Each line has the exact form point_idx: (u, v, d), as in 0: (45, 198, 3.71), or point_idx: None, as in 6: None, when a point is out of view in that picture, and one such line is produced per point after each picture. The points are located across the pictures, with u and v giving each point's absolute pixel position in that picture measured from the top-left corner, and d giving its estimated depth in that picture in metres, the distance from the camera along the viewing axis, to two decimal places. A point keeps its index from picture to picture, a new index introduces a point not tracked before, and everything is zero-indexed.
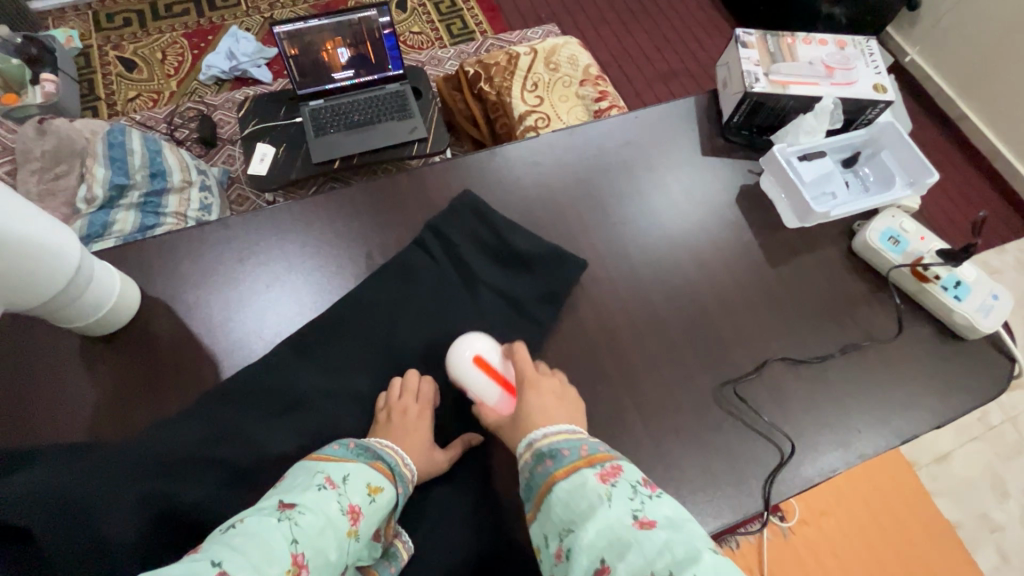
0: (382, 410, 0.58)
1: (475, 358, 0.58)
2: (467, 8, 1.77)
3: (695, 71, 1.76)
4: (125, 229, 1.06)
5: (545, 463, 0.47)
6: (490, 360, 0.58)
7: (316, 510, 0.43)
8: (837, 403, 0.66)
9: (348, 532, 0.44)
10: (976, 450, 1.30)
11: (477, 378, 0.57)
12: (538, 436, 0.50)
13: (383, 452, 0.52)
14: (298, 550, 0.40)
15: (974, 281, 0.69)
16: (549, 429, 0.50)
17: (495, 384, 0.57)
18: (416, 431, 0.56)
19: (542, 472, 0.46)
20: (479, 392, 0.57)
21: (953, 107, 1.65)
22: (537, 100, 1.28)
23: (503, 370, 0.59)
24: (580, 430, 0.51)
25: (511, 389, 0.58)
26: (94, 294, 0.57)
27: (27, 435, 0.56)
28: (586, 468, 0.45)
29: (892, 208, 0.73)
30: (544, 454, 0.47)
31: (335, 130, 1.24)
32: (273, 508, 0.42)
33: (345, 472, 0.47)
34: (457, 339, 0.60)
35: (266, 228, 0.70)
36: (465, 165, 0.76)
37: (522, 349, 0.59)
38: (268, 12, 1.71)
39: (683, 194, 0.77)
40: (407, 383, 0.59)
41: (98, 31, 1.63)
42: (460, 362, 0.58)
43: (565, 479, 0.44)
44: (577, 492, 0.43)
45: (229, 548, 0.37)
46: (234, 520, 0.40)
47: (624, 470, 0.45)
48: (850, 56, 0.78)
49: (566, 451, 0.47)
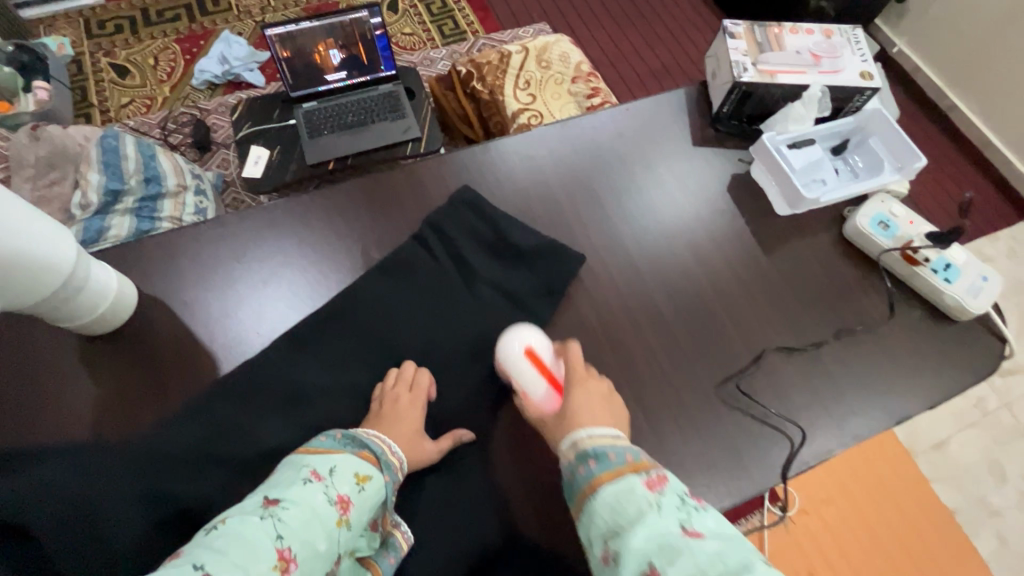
0: (376, 401, 0.59)
1: (527, 350, 0.60)
2: (458, 8, 1.78)
3: (686, 66, 1.77)
4: (120, 234, 1.06)
5: (589, 464, 0.46)
6: (541, 355, 0.60)
7: (301, 503, 0.43)
8: (831, 386, 0.66)
9: (338, 522, 0.44)
10: (973, 436, 1.31)
11: (527, 371, 0.59)
12: (584, 436, 0.49)
13: (370, 442, 0.52)
14: (284, 545, 0.40)
15: (964, 264, 0.70)
16: (593, 431, 0.50)
17: (543, 379, 0.58)
18: (407, 417, 0.57)
19: (585, 474, 0.46)
20: (526, 385, 0.58)
21: (942, 97, 1.67)
22: (529, 97, 1.29)
23: (551, 368, 0.60)
24: (623, 437, 0.50)
25: (559, 389, 0.58)
26: (92, 293, 0.57)
27: (26, 436, 0.57)
28: (632, 473, 0.44)
29: (882, 193, 0.74)
30: (588, 456, 0.47)
31: (329, 131, 1.24)
32: (258, 505, 0.42)
33: (332, 464, 0.47)
34: (510, 328, 0.62)
35: (261, 226, 0.70)
36: (458, 160, 0.77)
37: (574, 349, 0.61)
38: (259, 16, 1.71)
39: (676, 185, 0.78)
40: (402, 373, 0.60)
41: (89, 39, 1.63)
42: (512, 354, 0.60)
43: (611, 481, 0.44)
44: (623, 496, 0.42)
45: (211, 550, 0.38)
46: (216, 521, 0.40)
47: (669, 480, 0.44)
48: (837, 45, 0.79)
49: (612, 454, 0.46)
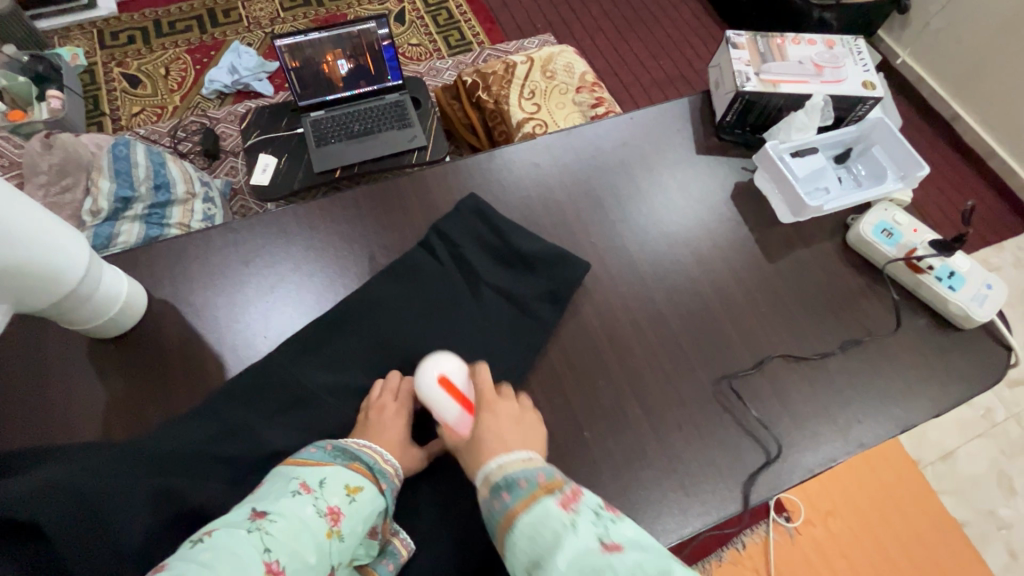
0: (362, 410, 0.59)
1: (440, 377, 0.57)
2: (464, 20, 1.80)
3: (689, 77, 1.79)
4: (129, 240, 1.08)
5: (502, 497, 0.45)
6: (455, 381, 0.57)
7: (290, 516, 0.43)
8: (836, 394, 0.66)
9: (327, 533, 0.44)
10: (981, 447, 1.30)
11: (441, 398, 0.56)
12: (496, 467, 0.48)
13: (361, 453, 0.52)
14: (272, 557, 0.40)
15: (968, 272, 0.69)
16: (506, 458, 0.48)
17: (457, 404, 0.56)
18: (396, 425, 0.57)
19: (500, 508, 0.44)
20: (443, 413, 0.56)
21: (946, 107, 1.67)
22: (534, 107, 1.30)
23: (465, 390, 0.57)
24: (537, 458, 0.49)
25: (472, 410, 0.56)
26: (102, 297, 0.58)
27: (38, 434, 0.57)
28: (546, 496, 0.43)
29: (885, 202, 0.74)
30: (500, 487, 0.46)
31: (336, 140, 1.26)
32: (244, 518, 0.42)
33: (321, 477, 0.47)
34: (426, 356, 0.58)
35: (269, 232, 0.71)
36: (465, 168, 0.78)
37: (485, 370, 0.58)
38: (269, 27, 1.74)
39: (680, 193, 0.79)
40: (388, 383, 0.60)
41: (103, 49, 1.66)
42: (426, 381, 0.56)
43: (525, 510, 0.43)
44: (539, 524, 0.41)
45: (195, 563, 0.37)
46: (201, 534, 0.40)
47: (584, 494, 0.44)
48: (839, 55, 0.79)
49: (522, 481, 0.45)
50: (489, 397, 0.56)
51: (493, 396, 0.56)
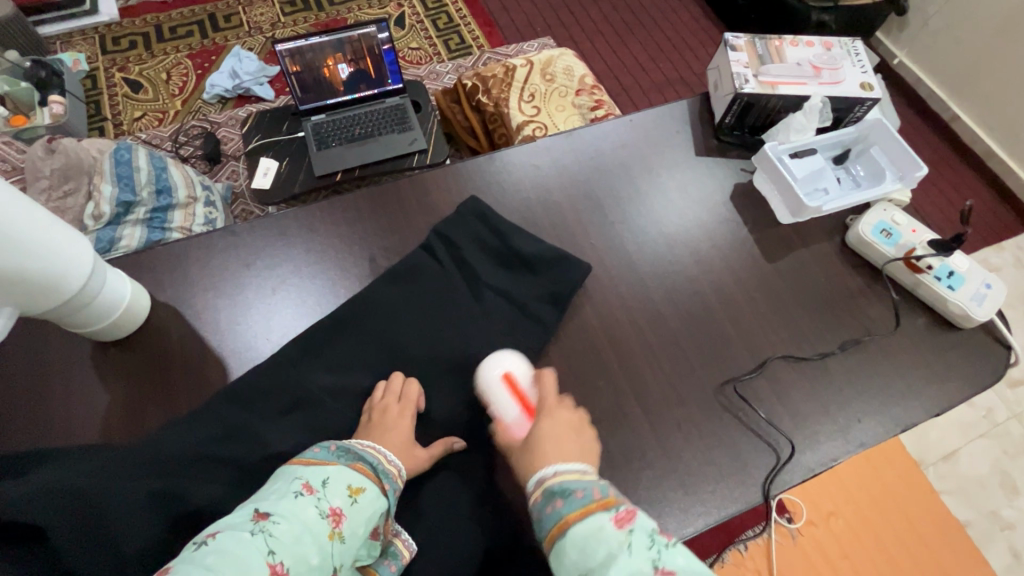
0: (365, 412, 0.59)
1: (504, 375, 0.61)
2: (464, 23, 1.81)
3: (688, 79, 1.79)
4: (131, 244, 1.09)
5: (556, 504, 0.46)
6: (519, 381, 0.61)
7: (292, 518, 0.43)
8: (836, 394, 0.66)
9: (329, 535, 0.44)
10: (982, 447, 1.30)
11: (502, 396, 0.61)
12: (551, 475, 0.49)
13: (364, 453, 0.52)
14: (275, 560, 0.40)
15: (967, 271, 0.70)
16: (560, 467, 0.49)
17: (517, 406, 0.60)
18: (398, 426, 0.57)
19: (553, 515, 0.46)
20: (501, 411, 0.60)
21: (945, 108, 1.68)
22: (534, 110, 1.31)
23: (528, 394, 0.61)
24: (591, 469, 0.50)
25: (531, 414, 0.59)
26: (105, 300, 0.58)
27: (41, 436, 0.58)
28: (600, 511, 0.44)
29: (884, 202, 0.75)
30: (554, 495, 0.47)
31: (337, 144, 1.27)
32: (247, 520, 0.42)
33: (324, 476, 0.47)
34: (491, 354, 0.64)
35: (271, 235, 0.72)
36: (465, 171, 0.78)
37: (551, 376, 0.60)
38: (270, 31, 1.75)
39: (679, 194, 0.79)
40: (391, 384, 0.61)
41: (104, 54, 1.67)
42: (489, 378, 0.62)
43: (579, 522, 0.44)
44: (593, 540, 0.42)
45: (200, 568, 0.38)
46: (205, 537, 0.40)
47: (639, 514, 0.43)
48: (837, 57, 0.80)
49: (578, 493, 0.46)
50: (548, 403, 0.57)
51: (553, 403, 0.58)
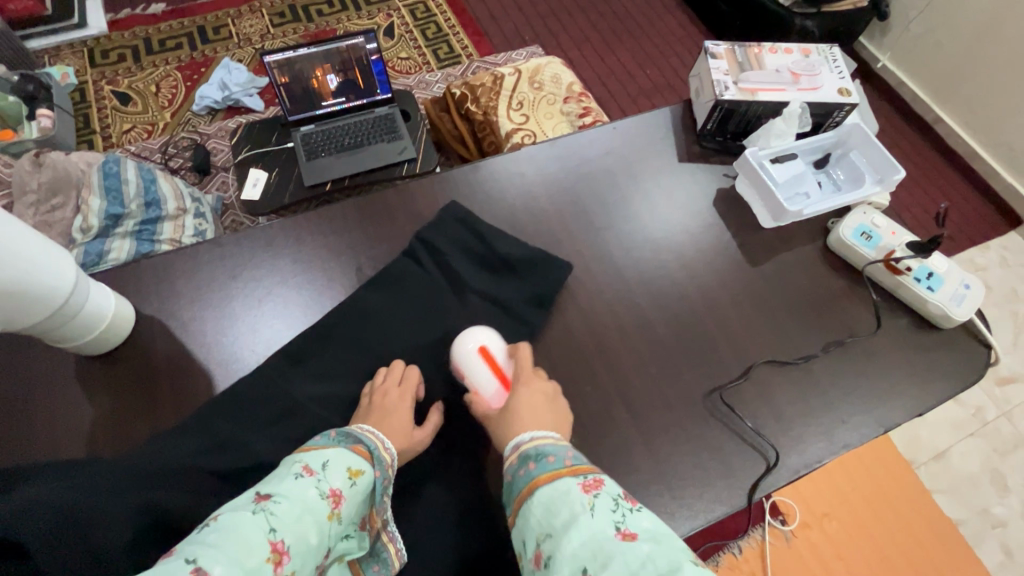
0: (366, 395, 0.60)
1: (480, 348, 0.60)
2: (453, 33, 1.83)
3: (676, 85, 1.81)
4: (120, 257, 1.08)
5: (528, 466, 0.47)
6: (494, 354, 0.60)
7: (293, 497, 0.42)
8: (820, 395, 0.67)
9: (329, 515, 0.44)
10: (973, 445, 1.31)
11: (478, 368, 0.59)
12: (527, 440, 0.50)
13: (365, 437, 0.52)
14: (277, 538, 0.39)
15: (946, 272, 0.71)
16: (537, 434, 0.51)
17: (494, 378, 0.59)
18: (399, 409, 0.57)
19: (525, 476, 0.46)
20: (477, 382, 0.59)
21: (928, 111, 1.70)
22: (522, 118, 1.32)
23: (504, 366, 0.60)
24: (564, 439, 0.51)
25: (508, 385, 0.59)
26: (89, 313, 0.58)
27: (25, 454, 0.57)
28: (569, 475, 0.44)
29: (864, 205, 0.76)
30: (528, 458, 0.48)
31: (326, 154, 1.27)
32: (248, 500, 0.42)
33: (323, 459, 0.47)
34: (467, 329, 0.63)
35: (257, 247, 0.72)
36: (451, 180, 0.79)
37: (525, 349, 0.61)
38: (259, 43, 1.76)
39: (664, 200, 0.80)
40: (392, 370, 0.61)
41: (93, 67, 1.67)
42: (465, 351, 0.60)
43: (547, 483, 0.44)
44: (558, 498, 0.42)
45: (204, 544, 0.36)
46: (207, 517, 0.39)
47: (607, 482, 0.44)
48: (815, 63, 0.81)
49: (551, 457, 0.47)
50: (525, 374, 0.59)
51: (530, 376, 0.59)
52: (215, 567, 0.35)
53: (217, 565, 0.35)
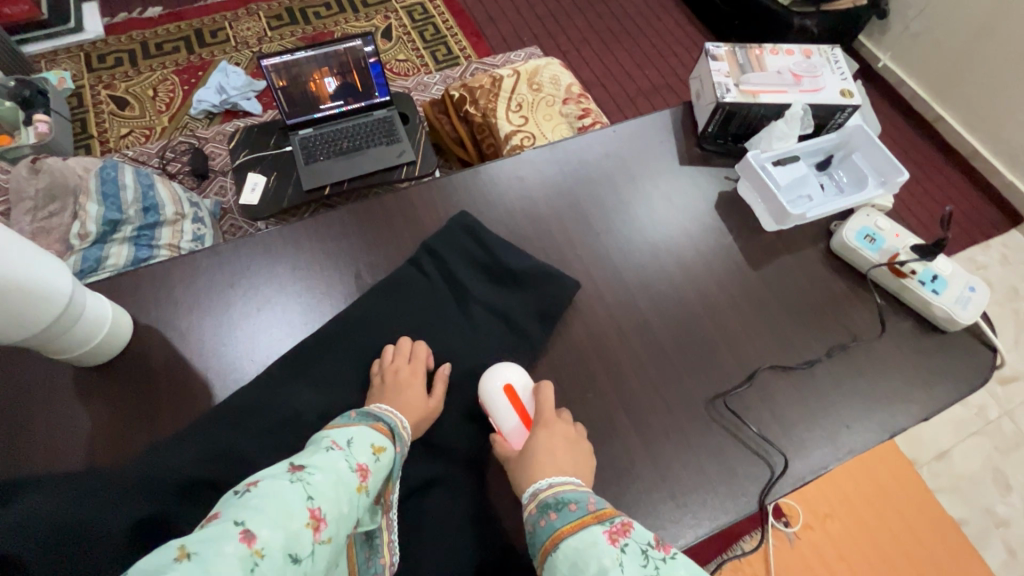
0: (377, 374, 0.61)
1: (505, 387, 0.60)
2: (451, 34, 1.82)
3: (675, 85, 1.81)
4: (119, 262, 1.07)
5: (550, 516, 0.46)
6: (518, 394, 0.60)
7: (326, 468, 0.43)
8: (824, 400, 0.66)
9: (358, 488, 0.44)
10: (975, 444, 1.31)
11: (501, 405, 0.59)
12: (545, 488, 0.49)
13: (383, 416, 0.53)
14: (314, 505, 0.40)
15: (950, 275, 0.70)
16: (555, 481, 0.50)
17: (516, 415, 0.59)
18: (411, 386, 0.59)
19: (547, 528, 0.46)
20: (499, 420, 0.59)
21: (928, 109, 1.70)
22: (521, 119, 1.31)
23: (528, 406, 0.60)
24: (583, 484, 0.51)
25: (529, 424, 0.59)
26: (87, 323, 0.57)
27: (22, 467, 0.57)
28: (595, 524, 0.44)
29: (867, 208, 0.75)
30: (548, 508, 0.47)
31: (325, 157, 1.26)
32: (283, 470, 0.42)
33: (349, 436, 0.48)
34: (494, 365, 0.63)
35: (256, 254, 0.71)
36: (451, 184, 0.78)
37: (549, 390, 0.60)
38: (256, 46, 1.75)
39: (665, 204, 0.79)
40: (399, 347, 0.63)
41: (90, 72, 1.66)
42: (490, 388, 0.60)
43: (573, 535, 0.44)
44: (586, 552, 0.42)
45: (247, 510, 0.37)
46: (246, 485, 0.39)
47: (635, 528, 0.44)
48: (816, 65, 0.81)
49: (573, 505, 0.46)
50: (549, 406, 0.58)
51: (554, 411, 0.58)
52: (262, 533, 0.35)
53: (262, 531, 0.35)
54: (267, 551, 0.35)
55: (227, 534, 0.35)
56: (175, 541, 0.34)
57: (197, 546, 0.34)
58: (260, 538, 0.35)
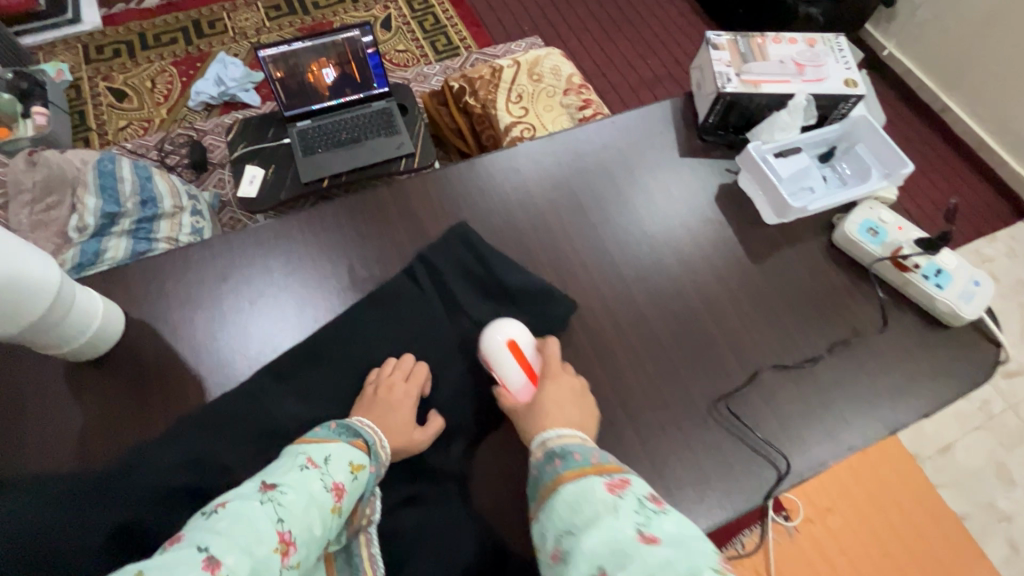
0: (371, 384, 0.60)
1: (509, 342, 0.60)
2: (451, 24, 1.80)
3: (678, 76, 1.78)
4: (118, 255, 1.07)
5: (556, 462, 0.48)
6: (523, 348, 0.61)
7: (299, 488, 0.43)
8: (824, 397, 0.65)
9: (332, 508, 0.44)
10: (979, 439, 1.30)
11: (508, 362, 0.60)
12: (553, 438, 0.52)
13: (364, 431, 0.53)
14: (285, 528, 0.40)
15: (955, 269, 0.69)
16: (562, 432, 0.53)
17: (523, 372, 0.60)
18: (396, 420, 0.57)
19: (552, 470, 0.48)
20: (506, 375, 0.60)
21: (935, 99, 1.67)
22: (521, 110, 1.29)
23: (531, 359, 0.61)
24: (587, 439, 0.53)
25: (536, 380, 0.60)
26: (76, 318, 0.57)
27: (16, 464, 0.56)
28: (595, 474, 0.45)
29: (870, 200, 0.74)
30: (555, 455, 0.49)
31: (323, 149, 1.25)
32: (254, 489, 0.42)
33: (326, 453, 0.48)
34: (493, 322, 0.63)
35: (250, 248, 0.71)
36: (447, 176, 0.77)
37: (554, 344, 0.63)
38: (254, 37, 1.73)
39: (664, 196, 0.78)
40: (401, 363, 0.61)
41: (88, 64, 1.65)
42: (494, 344, 0.60)
43: (573, 479, 0.45)
44: (582, 494, 0.43)
45: (215, 533, 0.37)
46: (215, 506, 0.39)
47: (633, 483, 0.44)
48: (820, 53, 0.79)
49: (578, 455, 0.48)
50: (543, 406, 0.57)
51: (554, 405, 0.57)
52: (227, 560, 0.35)
53: (229, 555, 0.36)
54: None
55: (190, 558, 0.35)
56: (135, 563, 0.34)
57: (155, 569, 0.34)
58: (223, 566, 0.35)
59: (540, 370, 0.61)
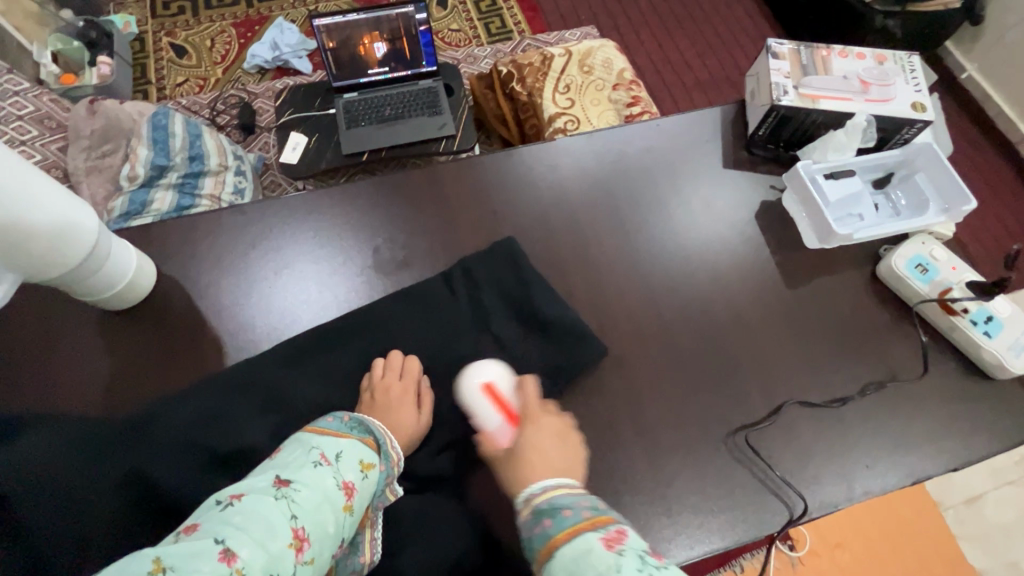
0: (366, 390, 0.60)
1: (484, 385, 0.60)
2: (507, 7, 1.77)
3: (735, 80, 1.71)
4: (162, 207, 1.10)
5: (544, 523, 0.44)
6: (500, 390, 0.60)
7: (312, 486, 0.43)
8: (846, 436, 0.62)
9: (344, 506, 0.45)
10: (1011, 495, 1.22)
11: (483, 405, 0.59)
12: (538, 493, 0.47)
13: (375, 429, 0.53)
14: (298, 524, 0.41)
15: (1008, 317, 0.64)
16: (546, 484, 0.48)
17: (499, 413, 0.59)
18: (400, 404, 0.58)
19: (541, 535, 0.44)
20: (482, 419, 0.59)
21: (1013, 129, 1.55)
22: (567, 102, 1.27)
23: (510, 401, 0.60)
24: (577, 486, 0.48)
25: (515, 421, 0.58)
26: (112, 267, 0.59)
27: (45, 402, 0.59)
28: (588, 531, 0.41)
29: (923, 235, 0.70)
30: (543, 513, 0.45)
31: (366, 124, 1.26)
32: (268, 485, 0.42)
33: (339, 449, 0.48)
34: (473, 362, 0.63)
35: (281, 217, 0.72)
36: (482, 164, 0.76)
37: (532, 383, 0.60)
38: (312, 5, 1.75)
39: (702, 207, 0.75)
40: (393, 363, 0.61)
41: (154, 18, 1.70)
42: (468, 388, 0.60)
43: (566, 542, 0.41)
44: (580, 558, 0.40)
45: (229, 527, 0.38)
46: (230, 498, 0.40)
47: (629, 535, 0.41)
48: (889, 72, 0.74)
49: (568, 511, 0.44)
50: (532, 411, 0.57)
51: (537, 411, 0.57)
52: (243, 553, 0.36)
53: (243, 548, 0.37)
54: (247, 570, 0.36)
55: (207, 550, 0.35)
56: (154, 551, 0.35)
57: (173, 558, 0.35)
58: (239, 558, 0.36)
59: (520, 411, 0.59)
